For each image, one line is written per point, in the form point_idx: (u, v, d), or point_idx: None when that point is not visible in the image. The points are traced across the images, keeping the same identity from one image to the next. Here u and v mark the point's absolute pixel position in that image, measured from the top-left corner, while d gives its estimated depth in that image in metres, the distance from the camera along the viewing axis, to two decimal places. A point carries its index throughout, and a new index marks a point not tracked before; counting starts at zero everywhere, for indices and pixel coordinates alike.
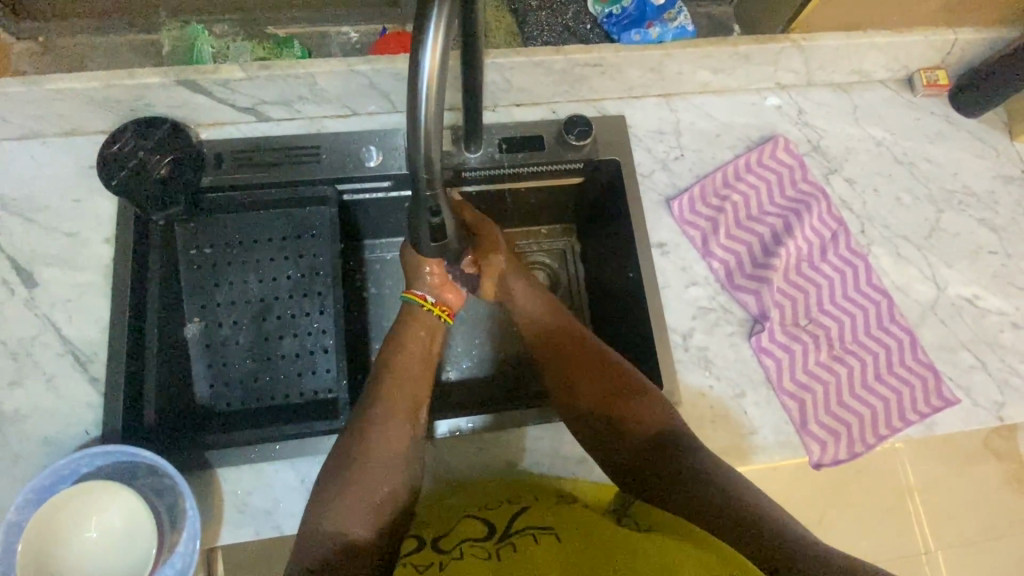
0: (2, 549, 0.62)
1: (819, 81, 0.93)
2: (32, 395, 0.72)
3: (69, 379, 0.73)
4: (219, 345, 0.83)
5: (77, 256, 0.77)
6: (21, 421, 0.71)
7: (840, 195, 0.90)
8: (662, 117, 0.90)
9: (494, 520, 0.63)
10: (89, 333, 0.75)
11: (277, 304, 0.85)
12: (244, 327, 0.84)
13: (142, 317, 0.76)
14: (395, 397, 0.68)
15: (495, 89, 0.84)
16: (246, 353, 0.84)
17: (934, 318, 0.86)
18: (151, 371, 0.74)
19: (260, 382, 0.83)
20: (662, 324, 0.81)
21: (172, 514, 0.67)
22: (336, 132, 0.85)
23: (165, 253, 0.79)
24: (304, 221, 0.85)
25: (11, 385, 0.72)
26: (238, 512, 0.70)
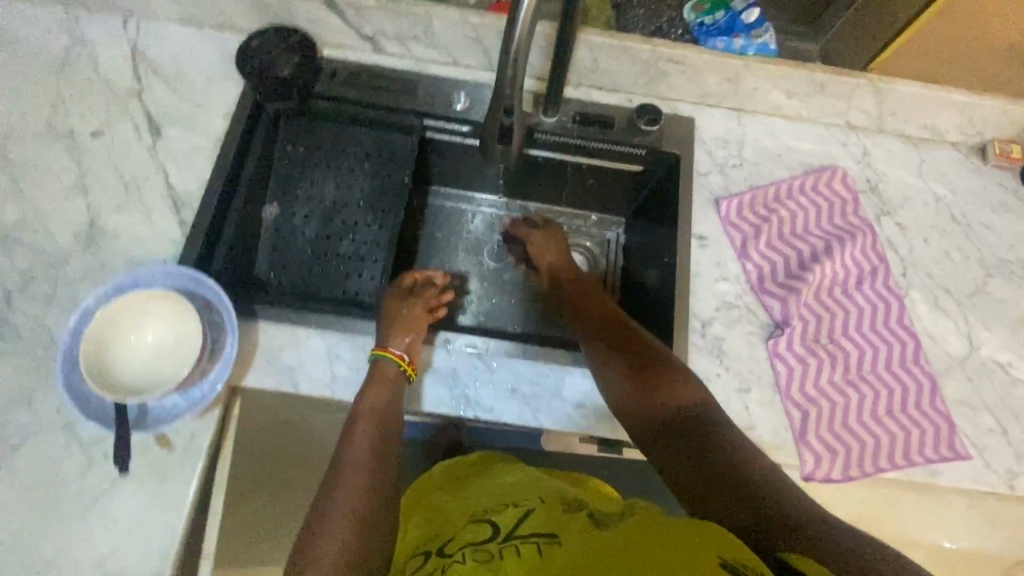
0: (74, 326, 0.73)
1: (890, 129, 0.97)
2: (131, 221, 0.83)
3: (164, 216, 0.84)
4: (287, 232, 0.93)
5: (199, 123, 0.90)
6: (116, 239, 0.82)
7: (888, 236, 0.92)
8: (730, 127, 0.96)
9: (500, 523, 0.62)
10: (190, 185, 0.87)
11: (344, 211, 0.95)
12: (312, 222, 0.94)
13: (235, 182, 0.89)
14: (354, 468, 0.65)
15: (582, 66, 0.92)
16: (307, 245, 0.94)
17: (961, 373, 0.85)
18: (230, 226, 0.86)
19: (312, 272, 0.92)
20: (685, 307, 0.85)
21: (212, 347, 0.75)
22: (434, 75, 0.96)
23: (266, 140, 0.93)
24: (388, 145, 0.96)
25: (117, 209, 0.84)
26: (266, 362, 0.78)
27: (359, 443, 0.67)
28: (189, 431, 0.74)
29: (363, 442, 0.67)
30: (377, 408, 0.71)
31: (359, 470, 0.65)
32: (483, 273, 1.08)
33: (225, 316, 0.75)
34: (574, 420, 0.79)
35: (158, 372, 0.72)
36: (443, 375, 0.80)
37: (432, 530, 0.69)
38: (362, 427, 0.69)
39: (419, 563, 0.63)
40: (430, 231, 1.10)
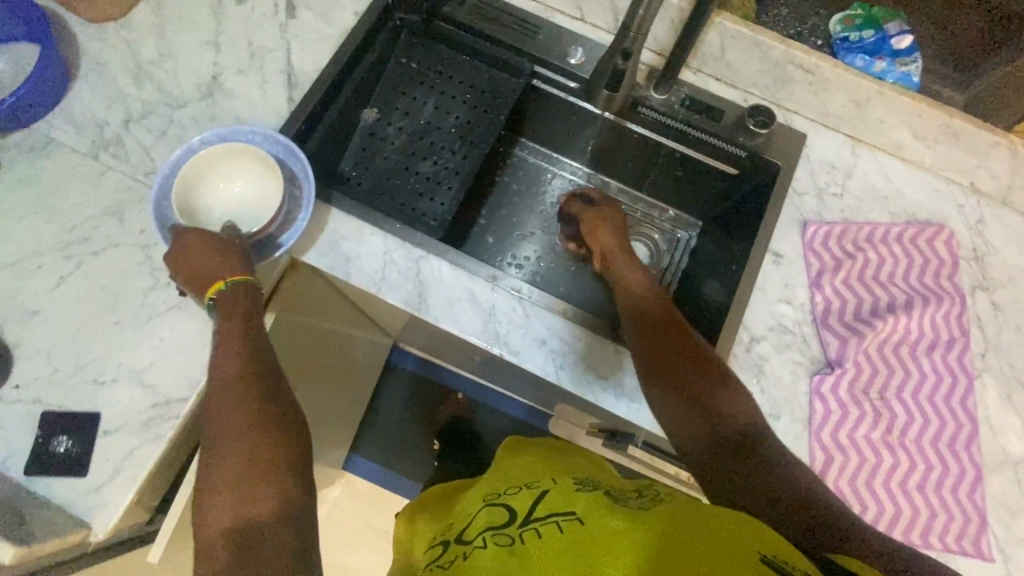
0: (176, 159, 0.79)
1: (1017, 203, 0.89)
2: (247, 86, 0.89)
3: (276, 89, 0.90)
4: (379, 137, 0.98)
5: (330, 13, 0.94)
6: (230, 98, 0.88)
7: (978, 312, 0.85)
8: (843, 154, 0.90)
9: (517, 504, 0.62)
10: (306, 67, 0.91)
11: (436, 133, 0.98)
12: (404, 135, 0.98)
13: (346, 76, 0.93)
14: (224, 406, 0.62)
15: (708, 52, 0.90)
16: (392, 155, 0.98)
17: (1012, 475, 0.79)
18: (331, 115, 0.92)
19: (390, 182, 0.96)
20: (737, 317, 0.83)
21: (285, 216, 0.79)
22: (559, 26, 0.96)
23: (385, 46, 0.97)
24: (495, 82, 0.98)
25: (238, 71, 0.90)
26: (327, 246, 0.83)
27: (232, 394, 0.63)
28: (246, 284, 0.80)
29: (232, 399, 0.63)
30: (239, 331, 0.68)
31: (230, 403, 0.62)
32: (546, 234, 1.08)
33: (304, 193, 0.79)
34: (592, 389, 0.79)
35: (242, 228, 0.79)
36: (483, 305, 0.81)
37: (446, 525, 0.70)
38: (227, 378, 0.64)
39: (439, 551, 0.63)
40: (508, 179, 1.11)
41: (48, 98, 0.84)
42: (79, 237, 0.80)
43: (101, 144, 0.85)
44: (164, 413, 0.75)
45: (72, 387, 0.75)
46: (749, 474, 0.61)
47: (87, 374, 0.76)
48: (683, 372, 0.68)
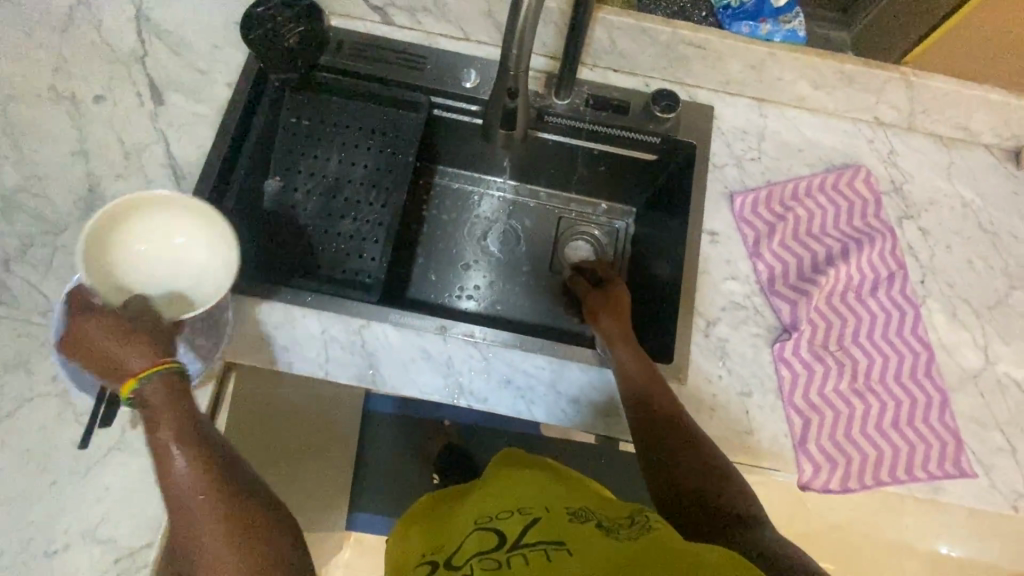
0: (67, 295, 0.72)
1: (920, 127, 0.92)
2: (131, 190, 0.82)
3: (164, 186, 0.83)
4: (288, 206, 0.91)
5: (202, 91, 0.88)
6: None
7: (909, 242, 0.88)
8: (751, 118, 0.91)
9: (504, 530, 0.61)
10: (190, 155, 0.85)
11: (348, 187, 0.92)
12: (315, 198, 0.92)
13: (236, 154, 0.87)
14: (179, 489, 0.56)
15: (598, 47, 0.89)
16: (308, 221, 0.91)
17: (974, 388, 0.82)
18: (230, 200, 0.85)
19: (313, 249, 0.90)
20: (689, 305, 0.83)
21: (205, 321, 0.74)
22: (444, 51, 0.93)
23: (269, 112, 0.90)
24: (395, 121, 0.93)
25: (117, 177, 0.83)
26: (260, 341, 0.77)
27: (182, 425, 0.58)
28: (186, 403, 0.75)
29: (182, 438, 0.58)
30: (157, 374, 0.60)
31: (187, 481, 0.56)
32: (487, 258, 1.05)
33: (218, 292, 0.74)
34: (568, 412, 0.78)
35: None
36: (439, 360, 0.79)
37: (431, 543, 0.66)
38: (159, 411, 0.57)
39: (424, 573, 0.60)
40: (435, 212, 1.07)
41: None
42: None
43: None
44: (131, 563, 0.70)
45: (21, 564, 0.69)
46: (692, 501, 0.65)
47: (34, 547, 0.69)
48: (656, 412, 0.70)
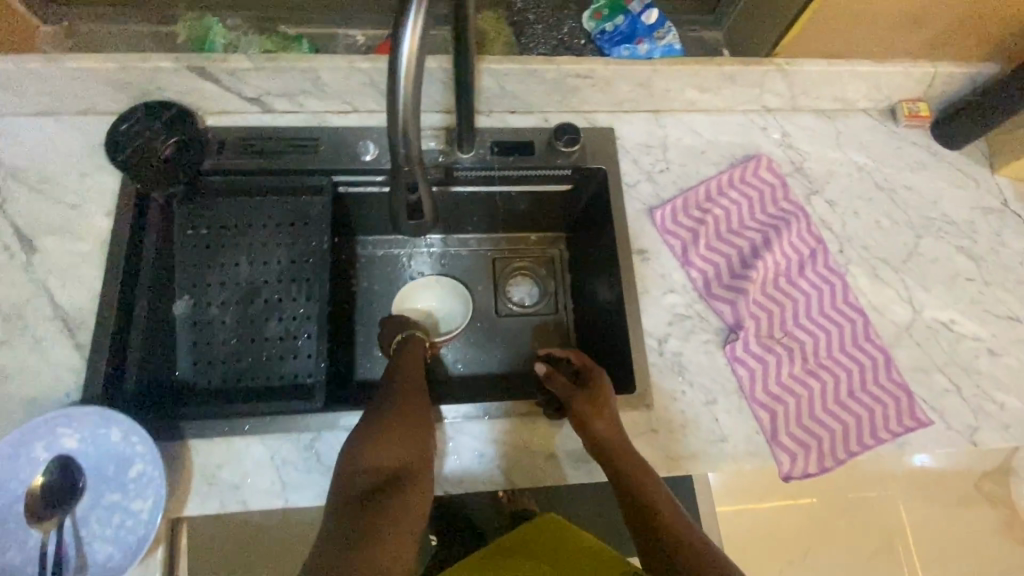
0: None
1: (803, 106, 0.97)
2: (19, 355, 0.74)
3: (57, 342, 0.75)
4: (205, 324, 0.85)
5: (78, 227, 0.80)
6: (5, 380, 0.73)
7: (820, 216, 0.92)
8: (651, 131, 0.93)
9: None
10: (80, 300, 0.77)
11: (265, 288, 0.87)
12: (232, 308, 0.86)
13: (132, 286, 0.79)
14: (388, 418, 0.67)
15: (489, 94, 0.88)
16: (230, 334, 0.85)
17: (910, 340, 0.87)
18: (136, 337, 0.77)
19: (243, 363, 0.84)
20: (638, 329, 0.83)
21: (139, 482, 0.67)
22: (335, 127, 0.89)
23: (160, 230, 0.83)
24: (299, 208, 0.88)
25: (0, 344, 0.74)
26: (206, 483, 0.71)
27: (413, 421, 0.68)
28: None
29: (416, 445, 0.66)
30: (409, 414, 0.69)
31: (398, 419, 0.67)
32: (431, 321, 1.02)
33: (146, 449, 0.67)
34: (547, 470, 0.76)
35: (100, 528, 0.66)
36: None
37: None
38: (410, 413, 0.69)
39: None
40: (366, 285, 1.03)
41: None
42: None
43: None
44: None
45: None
46: None
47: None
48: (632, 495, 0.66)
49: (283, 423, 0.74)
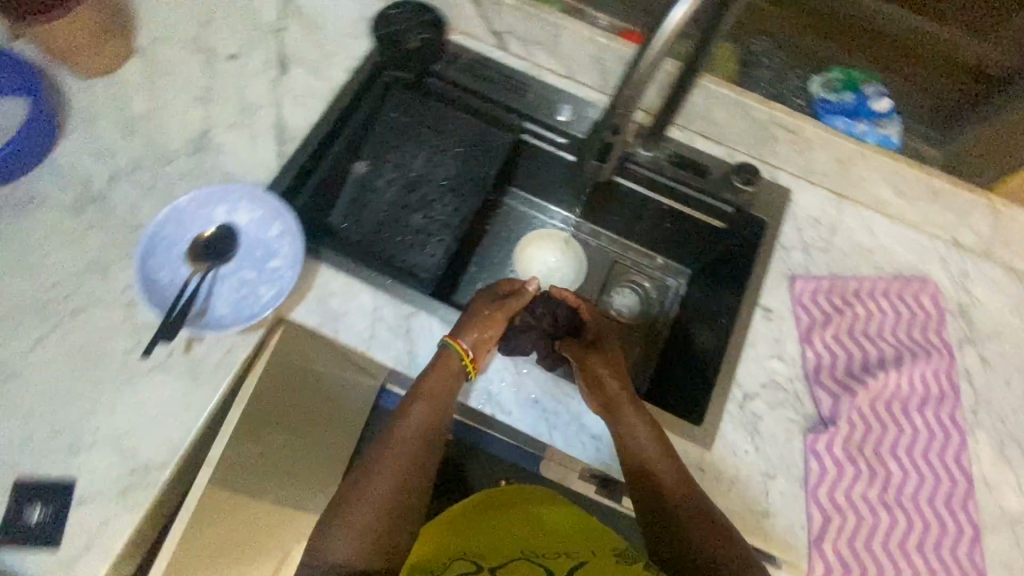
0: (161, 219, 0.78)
1: (996, 257, 0.91)
2: (240, 141, 0.90)
3: (268, 145, 0.90)
4: (368, 188, 0.96)
5: (323, 69, 0.96)
6: (222, 153, 0.89)
7: (966, 366, 0.85)
8: (826, 209, 0.93)
9: (552, 567, 0.68)
10: (298, 122, 0.92)
11: (427, 184, 0.98)
12: (394, 187, 0.97)
13: (337, 130, 0.93)
14: (398, 443, 0.71)
15: (692, 110, 0.93)
16: (382, 206, 0.96)
17: (1011, 535, 0.78)
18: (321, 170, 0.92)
19: (381, 234, 0.95)
20: (730, 374, 0.82)
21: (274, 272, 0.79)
22: (547, 83, 0.98)
23: (375, 102, 0.97)
24: (485, 135, 0.99)
25: (231, 126, 0.90)
26: (315, 303, 0.81)
27: (406, 425, 0.72)
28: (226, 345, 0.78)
29: (428, 411, 0.73)
30: (443, 368, 0.74)
31: (409, 443, 0.71)
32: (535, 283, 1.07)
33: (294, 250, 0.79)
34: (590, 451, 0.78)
35: (227, 296, 0.78)
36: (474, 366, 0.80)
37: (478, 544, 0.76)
38: (410, 413, 0.72)
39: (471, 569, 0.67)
40: (496, 229, 1.11)
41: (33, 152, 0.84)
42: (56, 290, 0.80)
43: (86, 201, 0.84)
44: (139, 482, 0.72)
45: (47, 457, 0.73)
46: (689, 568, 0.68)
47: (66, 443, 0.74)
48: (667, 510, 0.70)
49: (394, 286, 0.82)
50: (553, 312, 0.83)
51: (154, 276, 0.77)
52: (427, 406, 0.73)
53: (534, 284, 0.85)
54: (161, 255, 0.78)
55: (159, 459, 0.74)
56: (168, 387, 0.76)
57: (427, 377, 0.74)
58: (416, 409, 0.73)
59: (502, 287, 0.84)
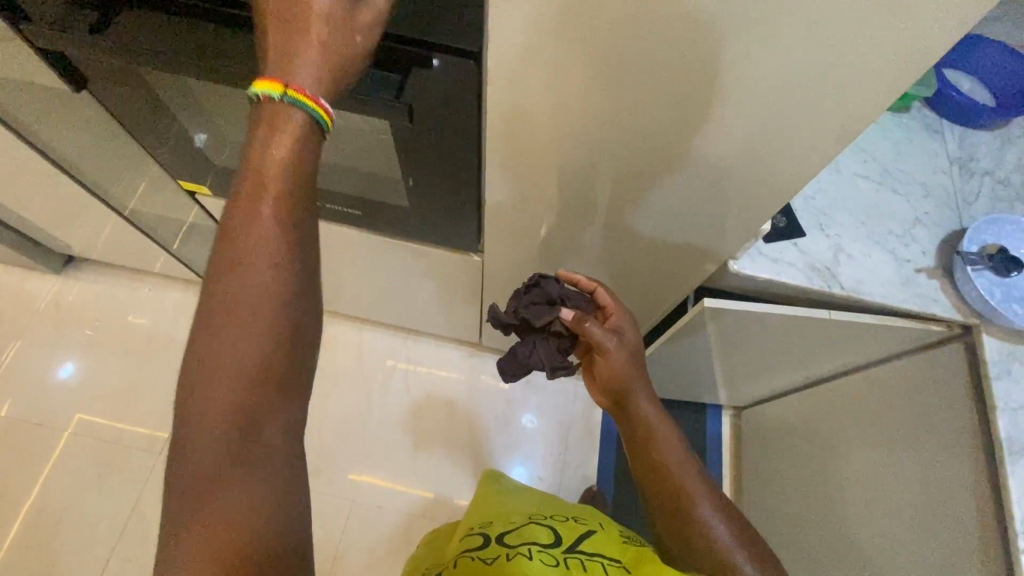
0: (908, 239, 0.58)
1: None
2: (908, 125, 0.64)
3: (927, 164, 0.62)
4: (904, 177, 0.61)
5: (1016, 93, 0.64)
6: (900, 146, 0.63)
7: None
8: None
9: (560, 531, 0.60)
10: (928, 131, 0.64)
11: (974, 201, 0.60)
12: (941, 194, 0.60)
13: (960, 134, 0.64)
14: (233, 292, 0.34)
15: None
16: (932, 211, 0.59)
17: None
18: (951, 187, 0.61)
19: (912, 242, 0.58)
20: None
21: (817, 268, 0.57)
22: None
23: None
24: None
25: (929, 138, 0.64)
26: (789, 253, 0.58)
27: (243, 265, 0.34)
28: (846, 305, 0.60)
29: (282, 240, 0.35)
30: (352, 61, 0.36)
31: (254, 282, 0.34)
32: None
33: (896, 299, 0.56)
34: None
35: (979, 283, 0.53)
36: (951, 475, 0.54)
37: (485, 518, 0.67)
38: (250, 230, 0.34)
39: (477, 541, 0.59)
40: None
41: (993, 120, 0.62)
42: (857, 149, 0.63)
43: (820, 208, 0.60)
44: (824, 280, 0.57)
45: (329, 182, 0.62)
46: None
47: (770, 137, 0.43)
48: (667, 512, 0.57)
49: (945, 367, 0.57)
50: (602, 348, 0.57)
51: (977, 230, 0.56)
52: (274, 223, 0.35)
53: (604, 289, 0.61)
54: (900, 180, 0.61)
55: (840, 278, 0.57)
56: (884, 265, 0.57)
57: (253, 152, 0.35)
58: (248, 254, 0.34)
59: (561, 283, 0.62)
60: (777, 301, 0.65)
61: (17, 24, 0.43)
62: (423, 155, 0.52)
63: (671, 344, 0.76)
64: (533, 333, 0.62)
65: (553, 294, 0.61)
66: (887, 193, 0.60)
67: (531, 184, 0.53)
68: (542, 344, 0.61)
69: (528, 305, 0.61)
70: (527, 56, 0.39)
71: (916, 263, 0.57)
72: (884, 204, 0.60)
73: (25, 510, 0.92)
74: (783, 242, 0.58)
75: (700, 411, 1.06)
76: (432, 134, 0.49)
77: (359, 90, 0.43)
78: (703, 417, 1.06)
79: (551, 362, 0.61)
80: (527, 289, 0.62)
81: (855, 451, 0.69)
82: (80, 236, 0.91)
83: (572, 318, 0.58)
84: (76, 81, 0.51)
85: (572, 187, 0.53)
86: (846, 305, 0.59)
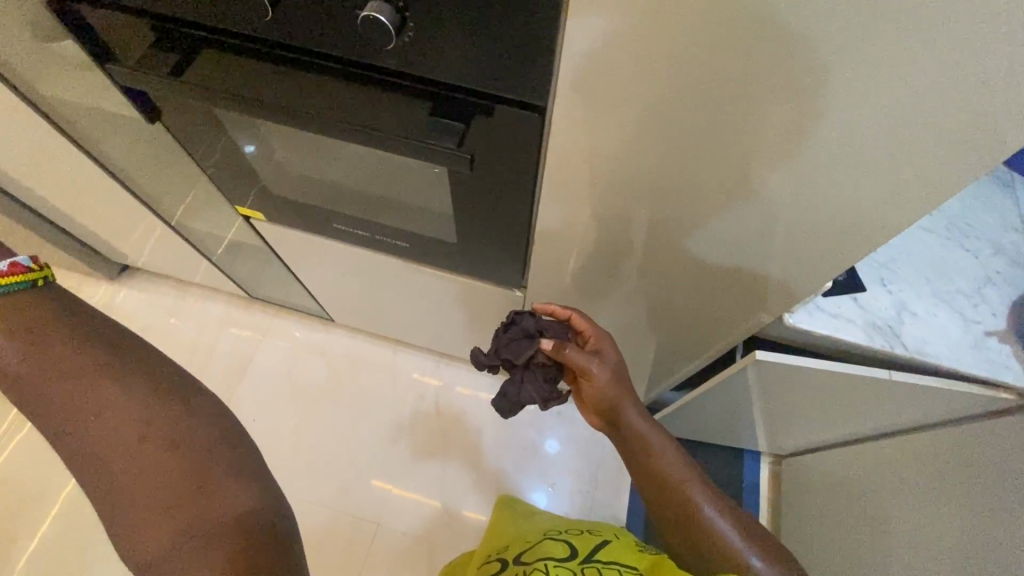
0: (977, 301, 0.55)
1: None
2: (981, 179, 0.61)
3: (1002, 222, 0.59)
4: (975, 233, 0.58)
5: None
6: (972, 202, 0.60)
7: None
8: None
9: (575, 543, 0.59)
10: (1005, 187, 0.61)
11: None
12: (1015, 253, 0.57)
13: None
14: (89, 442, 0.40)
15: None
16: (1005, 271, 0.56)
17: None
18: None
19: (983, 302, 0.55)
20: None
21: (878, 325, 0.55)
22: None
23: None
24: None
25: (1006, 195, 0.60)
26: (850, 308, 0.56)
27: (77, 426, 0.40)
28: (908, 365, 0.57)
29: (98, 386, 0.41)
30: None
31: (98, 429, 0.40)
32: None
33: (964, 365, 0.53)
34: None
35: None
36: (1000, 543, 0.51)
37: (502, 545, 0.66)
38: (63, 398, 0.40)
39: (494, 567, 0.58)
40: None
41: None
42: None
43: (884, 261, 0.58)
44: (886, 339, 0.54)
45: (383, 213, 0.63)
46: None
47: (830, 194, 0.42)
48: (678, 512, 0.56)
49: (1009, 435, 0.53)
50: (585, 372, 0.56)
51: None
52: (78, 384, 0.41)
53: (579, 314, 0.60)
54: (969, 235, 0.58)
55: (903, 338, 0.54)
56: (950, 325, 0.54)
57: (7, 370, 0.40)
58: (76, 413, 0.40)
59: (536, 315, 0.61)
60: (833, 356, 0.62)
61: (99, 59, 0.46)
62: (475, 195, 0.53)
63: (715, 390, 0.74)
64: (518, 369, 0.60)
65: (529, 328, 0.59)
66: (956, 249, 0.58)
67: (580, 224, 0.53)
68: (529, 381, 0.60)
69: (508, 344, 0.60)
70: (587, 109, 0.40)
71: (986, 325, 0.54)
72: (951, 261, 0.57)
73: (63, 498, 0.95)
74: (842, 296, 0.56)
75: (737, 455, 1.03)
76: (486, 178, 0.50)
77: (421, 137, 0.44)
78: (740, 462, 1.02)
79: (541, 395, 0.60)
80: (505, 327, 0.61)
81: (902, 513, 0.66)
82: (138, 245, 0.95)
83: (552, 347, 0.56)
84: (150, 113, 0.54)
85: (623, 231, 0.53)
86: (907, 365, 0.56)
